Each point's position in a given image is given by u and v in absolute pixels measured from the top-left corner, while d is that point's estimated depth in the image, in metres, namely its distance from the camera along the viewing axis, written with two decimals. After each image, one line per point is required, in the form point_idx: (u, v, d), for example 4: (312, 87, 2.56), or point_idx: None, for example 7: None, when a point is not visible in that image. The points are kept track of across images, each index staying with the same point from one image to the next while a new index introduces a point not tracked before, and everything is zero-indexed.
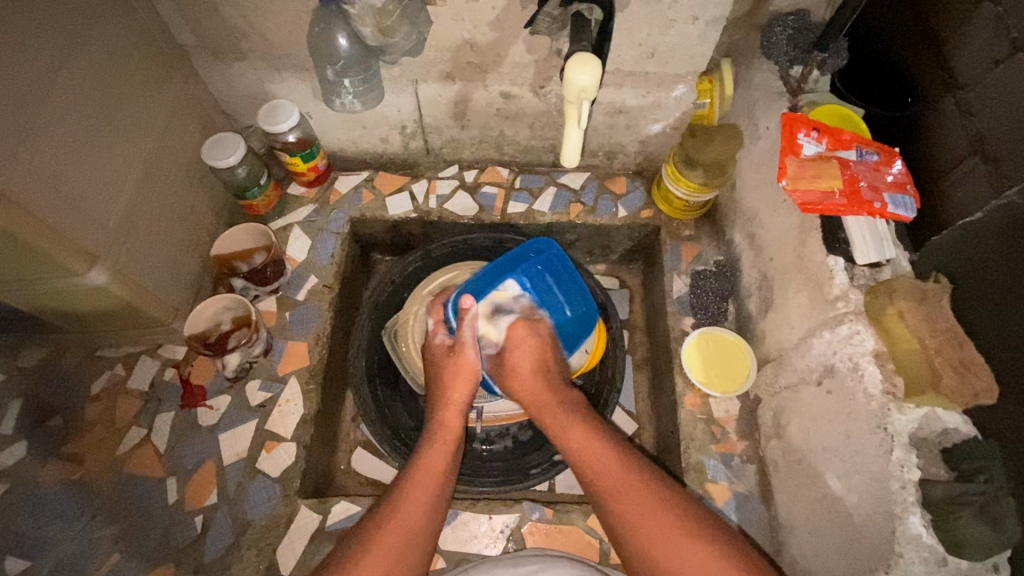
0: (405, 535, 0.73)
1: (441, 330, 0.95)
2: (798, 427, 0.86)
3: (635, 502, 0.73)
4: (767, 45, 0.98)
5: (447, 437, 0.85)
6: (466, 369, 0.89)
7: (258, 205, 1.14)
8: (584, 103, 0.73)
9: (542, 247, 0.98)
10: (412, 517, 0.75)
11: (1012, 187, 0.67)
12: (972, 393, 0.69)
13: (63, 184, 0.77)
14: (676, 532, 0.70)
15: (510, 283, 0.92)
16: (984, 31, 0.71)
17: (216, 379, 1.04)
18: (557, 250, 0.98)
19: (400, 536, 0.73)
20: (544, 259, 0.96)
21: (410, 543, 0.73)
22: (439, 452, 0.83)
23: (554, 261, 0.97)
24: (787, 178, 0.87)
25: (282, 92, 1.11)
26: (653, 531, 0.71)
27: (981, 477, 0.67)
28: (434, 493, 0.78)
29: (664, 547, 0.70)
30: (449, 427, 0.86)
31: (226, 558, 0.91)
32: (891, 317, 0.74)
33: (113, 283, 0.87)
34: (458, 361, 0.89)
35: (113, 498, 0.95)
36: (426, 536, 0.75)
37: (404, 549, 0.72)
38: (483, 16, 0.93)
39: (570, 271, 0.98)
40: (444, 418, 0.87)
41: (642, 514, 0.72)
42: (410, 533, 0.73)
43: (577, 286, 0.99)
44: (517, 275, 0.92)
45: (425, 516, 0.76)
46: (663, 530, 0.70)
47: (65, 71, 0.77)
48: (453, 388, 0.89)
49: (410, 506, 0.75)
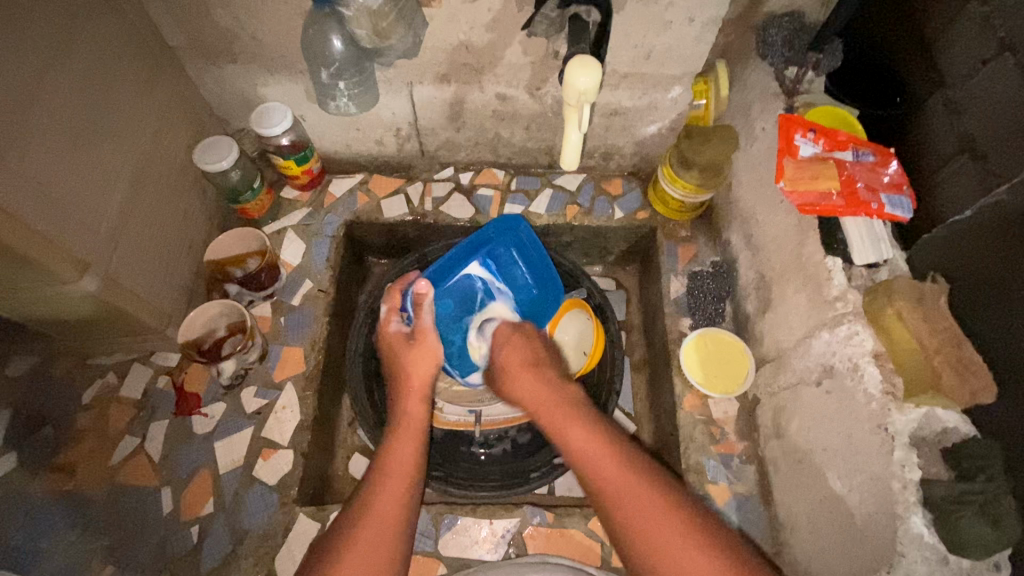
0: (384, 531, 0.71)
1: (395, 318, 0.92)
2: (798, 427, 0.86)
3: (631, 499, 0.68)
4: (764, 47, 0.97)
5: (413, 427, 0.82)
6: (430, 349, 0.87)
7: (251, 208, 1.13)
8: (585, 105, 0.73)
9: (510, 224, 1.03)
10: (385, 510, 0.72)
11: (1002, 186, 0.67)
12: (969, 391, 0.69)
13: (52, 190, 0.76)
14: (661, 515, 0.67)
15: (473, 265, 0.97)
16: (971, 31, 0.71)
17: (210, 387, 1.02)
18: (525, 229, 1.04)
19: (375, 532, 0.70)
20: (506, 236, 1.02)
21: (388, 537, 0.70)
22: (410, 442, 0.80)
23: (520, 236, 1.03)
24: (785, 179, 0.87)
25: (275, 95, 1.09)
26: (634, 510, 0.68)
27: (980, 476, 0.67)
28: (407, 484, 0.75)
29: (643, 524, 0.67)
30: (416, 415, 0.84)
31: (224, 568, 0.89)
32: (890, 317, 0.74)
33: (104, 291, 0.86)
34: (420, 346, 0.87)
35: (106, 509, 0.93)
36: (403, 530, 0.72)
37: (381, 544, 0.69)
38: (479, 18, 0.92)
39: (537, 249, 1.03)
40: (409, 408, 0.85)
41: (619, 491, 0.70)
42: (387, 526, 0.71)
43: (545, 266, 1.04)
44: (480, 256, 0.97)
45: (399, 506, 0.73)
46: (640, 507, 0.68)
47: (54, 75, 0.76)
48: (415, 376, 0.86)
49: (383, 500, 0.73)
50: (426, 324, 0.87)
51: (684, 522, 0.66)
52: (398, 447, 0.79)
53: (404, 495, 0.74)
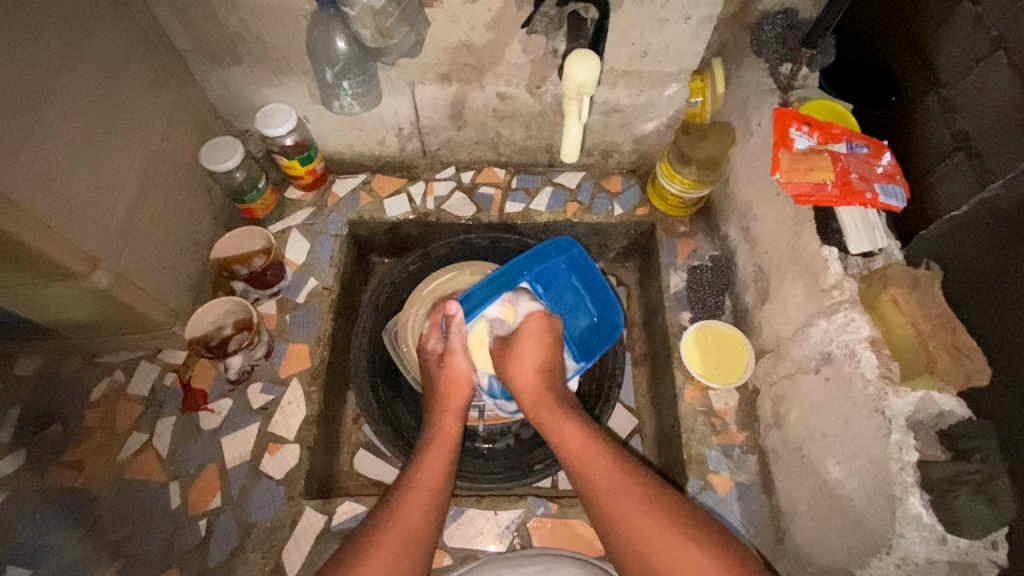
0: (407, 539, 0.73)
1: (436, 334, 0.97)
2: (797, 415, 0.88)
3: (636, 518, 0.71)
4: (758, 43, 1.00)
5: (448, 440, 0.85)
6: (463, 379, 0.90)
7: (256, 209, 1.14)
8: (584, 98, 0.75)
9: (567, 248, 1.02)
10: (412, 516, 0.75)
11: (996, 182, 0.69)
12: (964, 373, 0.70)
13: (62, 186, 0.77)
14: (673, 543, 0.68)
15: (521, 286, 0.99)
16: (963, 31, 0.73)
17: (217, 383, 1.04)
18: (581, 253, 1.01)
19: (400, 535, 0.73)
20: (563, 258, 1.01)
21: (412, 542, 0.73)
22: (441, 455, 0.82)
23: (578, 261, 1.02)
24: (781, 171, 0.88)
25: (279, 96, 1.11)
26: (644, 538, 0.69)
27: (976, 456, 0.69)
28: (435, 494, 0.78)
29: (656, 549, 0.68)
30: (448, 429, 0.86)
31: (232, 561, 0.90)
32: (885, 304, 0.76)
33: (114, 287, 0.87)
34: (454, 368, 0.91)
35: (115, 504, 0.94)
36: (427, 538, 0.75)
37: (404, 551, 0.72)
38: (479, 18, 0.94)
39: (596, 276, 1.02)
40: (442, 421, 0.87)
41: (634, 522, 0.71)
42: (412, 530, 0.73)
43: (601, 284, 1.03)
44: (529, 278, 0.99)
45: (425, 516, 0.75)
46: (648, 527, 0.70)
47: (66, 74, 0.78)
48: (450, 395, 0.90)
49: (410, 505, 0.75)
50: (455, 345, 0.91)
51: (689, 537, 0.69)
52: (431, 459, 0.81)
53: (431, 504, 0.77)
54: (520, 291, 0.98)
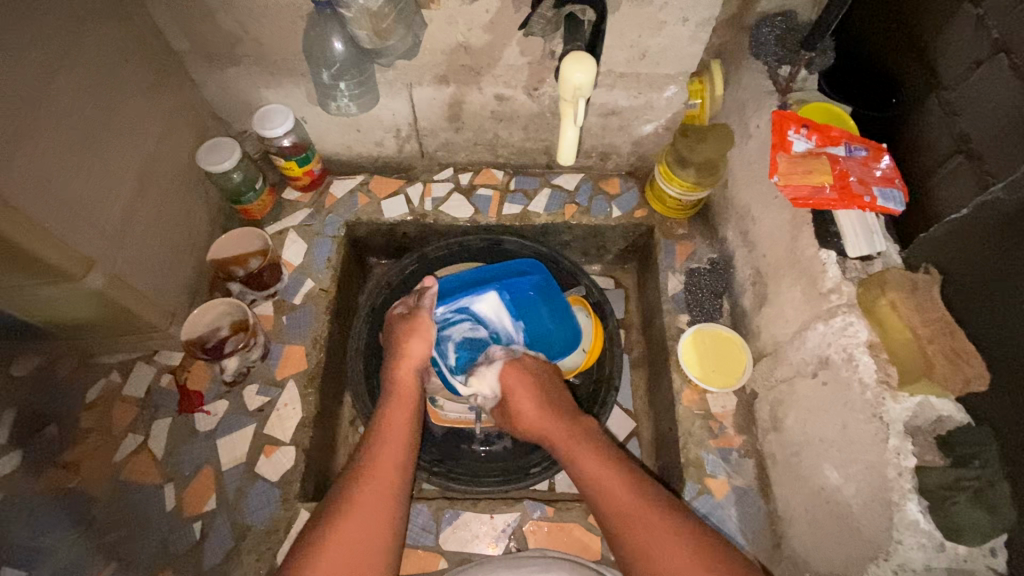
0: (382, 493, 0.74)
1: (400, 309, 1.01)
2: (794, 420, 0.87)
3: (600, 479, 0.77)
4: (756, 46, 0.99)
5: (409, 395, 0.88)
6: (426, 334, 0.93)
7: (254, 210, 1.15)
8: (580, 101, 0.74)
9: (530, 269, 1.13)
10: (387, 469, 0.77)
11: (997, 185, 0.68)
12: (963, 378, 0.70)
13: (58, 188, 0.77)
14: (642, 509, 0.72)
15: (489, 295, 1.07)
16: (965, 32, 0.72)
17: (213, 385, 1.03)
18: (545, 278, 1.12)
19: (375, 488, 0.75)
20: (529, 278, 1.11)
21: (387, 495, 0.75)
22: (403, 411, 0.86)
23: (541, 283, 1.11)
24: (778, 174, 0.88)
25: (277, 97, 1.11)
26: (615, 505, 0.74)
27: (975, 463, 0.68)
28: (402, 448, 0.80)
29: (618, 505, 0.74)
30: (406, 383, 0.89)
31: (226, 563, 0.90)
32: (883, 308, 0.75)
33: (109, 288, 0.87)
34: (417, 324, 0.94)
35: (110, 506, 0.94)
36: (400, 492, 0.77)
37: (379, 503, 0.74)
38: (477, 19, 0.94)
39: (557, 300, 1.11)
40: (400, 375, 0.90)
41: (595, 482, 0.77)
42: (387, 482, 0.76)
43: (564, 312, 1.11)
44: (495, 288, 1.08)
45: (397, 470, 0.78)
46: (606, 484, 0.76)
47: (61, 76, 0.77)
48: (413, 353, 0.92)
49: (381, 460, 0.78)
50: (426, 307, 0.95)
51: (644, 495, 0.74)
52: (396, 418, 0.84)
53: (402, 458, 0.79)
54: (488, 301, 1.07)
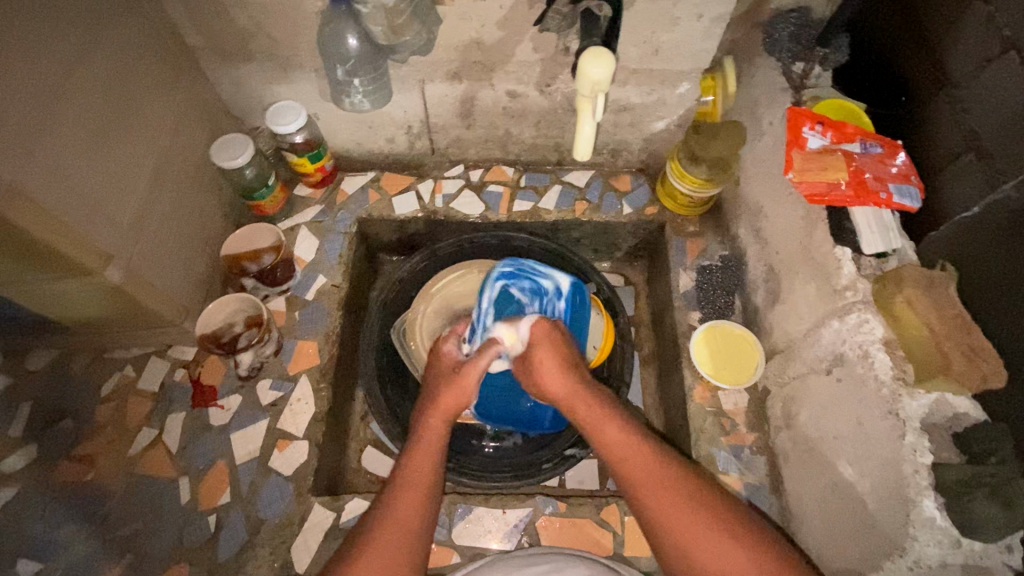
0: (400, 541, 0.71)
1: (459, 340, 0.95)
2: (808, 416, 0.87)
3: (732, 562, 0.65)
4: (770, 41, 1.00)
5: (433, 448, 0.80)
6: (467, 388, 0.83)
7: (266, 206, 1.15)
8: (598, 96, 0.75)
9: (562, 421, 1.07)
10: (405, 521, 0.72)
11: (1007, 183, 0.68)
12: (980, 375, 0.69)
13: (76, 182, 0.77)
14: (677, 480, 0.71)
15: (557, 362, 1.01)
16: (975, 31, 0.72)
17: (226, 380, 1.04)
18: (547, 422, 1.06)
19: (395, 540, 0.70)
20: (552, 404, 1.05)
21: (406, 546, 0.71)
22: (426, 460, 0.78)
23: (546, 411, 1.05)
24: (793, 170, 0.88)
25: (289, 93, 1.11)
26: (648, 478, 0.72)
27: (992, 459, 0.69)
28: (425, 500, 0.75)
29: None
30: (436, 433, 0.81)
31: (241, 556, 0.90)
32: (899, 306, 0.75)
33: (125, 282, 0.88)
34: (458, 380, 0.83)
35: (124, 499, 0.94)
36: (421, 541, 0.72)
37: (397, 554, 0.70)
38: (490, 15, 0.94)
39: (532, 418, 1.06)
40: (430, 425, 0.82)
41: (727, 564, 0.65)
42: (406, 532, 0.71)
43: (543, 415, 1.06)
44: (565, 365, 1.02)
45: (417, 522, 0.73)
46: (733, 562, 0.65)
47: (80, 72, 0.78)
48: (445, 397, 0.83)
49: (402, 507, 0.73)
50: (479, 364, 0.83)
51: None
52: (418, 464, 0.77)
53: (423, 508, 0.74)
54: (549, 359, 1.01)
